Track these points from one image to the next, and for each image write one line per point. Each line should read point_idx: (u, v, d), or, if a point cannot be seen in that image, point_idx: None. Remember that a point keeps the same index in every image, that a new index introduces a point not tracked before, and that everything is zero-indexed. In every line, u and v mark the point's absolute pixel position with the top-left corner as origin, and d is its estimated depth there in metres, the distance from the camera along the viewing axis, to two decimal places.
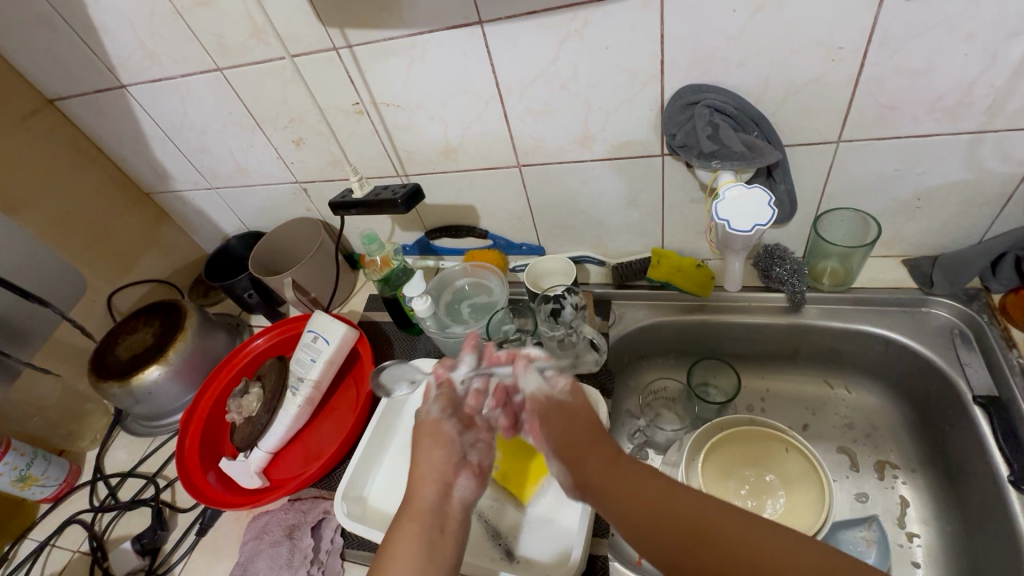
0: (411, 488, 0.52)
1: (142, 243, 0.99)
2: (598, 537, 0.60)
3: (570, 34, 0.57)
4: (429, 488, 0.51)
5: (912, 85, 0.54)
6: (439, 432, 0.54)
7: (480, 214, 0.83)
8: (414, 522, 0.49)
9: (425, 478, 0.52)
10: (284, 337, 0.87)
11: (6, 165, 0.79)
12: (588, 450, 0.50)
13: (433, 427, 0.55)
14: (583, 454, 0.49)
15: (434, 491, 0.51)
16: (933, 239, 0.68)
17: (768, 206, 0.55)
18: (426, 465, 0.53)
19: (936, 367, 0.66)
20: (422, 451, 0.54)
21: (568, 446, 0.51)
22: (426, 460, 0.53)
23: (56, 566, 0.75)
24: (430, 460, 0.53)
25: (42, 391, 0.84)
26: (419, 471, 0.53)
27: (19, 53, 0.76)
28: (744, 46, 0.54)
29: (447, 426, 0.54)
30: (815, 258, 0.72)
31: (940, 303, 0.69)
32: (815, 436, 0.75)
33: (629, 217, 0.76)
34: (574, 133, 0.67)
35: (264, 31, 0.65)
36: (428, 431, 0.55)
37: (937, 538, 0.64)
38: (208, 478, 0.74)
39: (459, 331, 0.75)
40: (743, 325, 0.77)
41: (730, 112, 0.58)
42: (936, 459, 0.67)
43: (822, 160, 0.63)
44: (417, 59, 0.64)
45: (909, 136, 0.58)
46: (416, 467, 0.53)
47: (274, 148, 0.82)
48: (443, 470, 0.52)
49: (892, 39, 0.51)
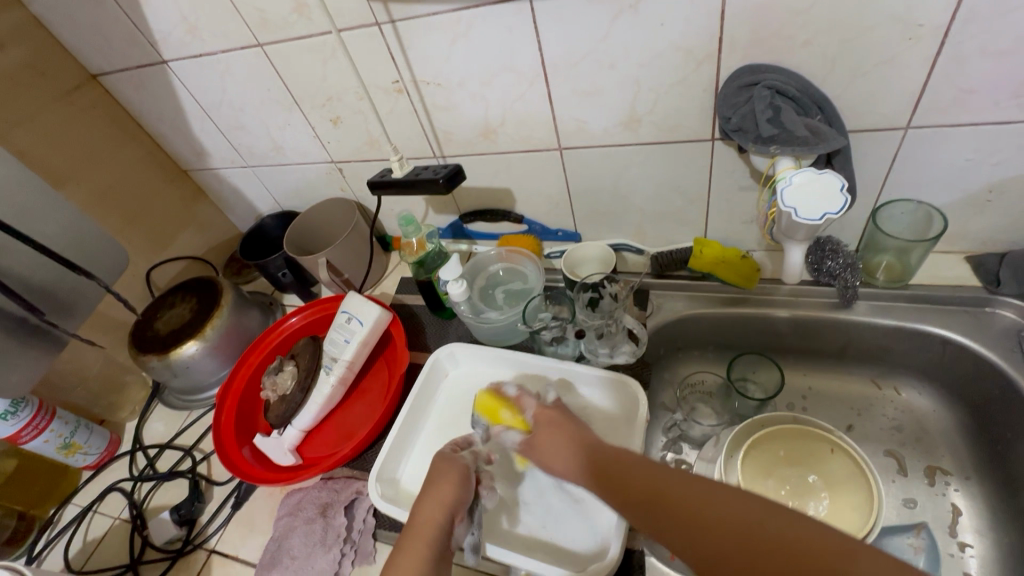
0: (419, 508, 0.51)
1: (179, 220, 1.01)
2: (635, 531, 0.59)
3: (624, 10, 0.54)
4: (439, 512, 0.51)
5: (997, 67, 0.50)
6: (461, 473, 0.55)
7: (516, 198, 0.81)
8: (421, 543, 0.48)
9: (438, 503, 0.51)
10: (318, 316, 0.88)
11: (52, 139, 0.80)
12: (576, 442, 0.52)
13: (455, 459, 0.57)
14: (573, 445, 0.52)
15: (445, 519, 0.50)
16: (1002, 235, 0.64)
17: (842, 192, 0.52)
18: (441, 491, 0.53)
19: (1000, 371, 0.62)
20: (442, 480, 0.54)
21: (551, 448, 0.54)
22: (445, 490, 0.53)
23: (98, 531, 0.78)
24: (449, 488, 0.53)
25: (85, 362, 0.87)
26: (428, 498, 0.52)
27: (65, 27, 0.77)
28: (812, 23, 0.51)
29: (464, 462, 0.57)
30: (871, 252, 0.69)
31: (1007, 304, 0.65)
32: (860, 437, 0.72)
33: (673, 205, 0.73)
34: (621, 116, 0.64)
35: (306, 6, 0.63)
36: (449, 464, 0.56)
37: (991, 549, 0.62)
38: (243, 453, 0.75)
39: (493, 316, 0.74)
40: (789, 320, 0.74)
41: (792, 94, 0.55)
42: (994, 466, 0.64)
43: (887, 148, 0.59)
44: (460, 35, 0.62)
45: (987, 123, 0.54)
46: (428, 493, 0.53)
47: (311, 127, 0.81)
48: (457, 503, 0.52)
49: (979, 16, 0.47)
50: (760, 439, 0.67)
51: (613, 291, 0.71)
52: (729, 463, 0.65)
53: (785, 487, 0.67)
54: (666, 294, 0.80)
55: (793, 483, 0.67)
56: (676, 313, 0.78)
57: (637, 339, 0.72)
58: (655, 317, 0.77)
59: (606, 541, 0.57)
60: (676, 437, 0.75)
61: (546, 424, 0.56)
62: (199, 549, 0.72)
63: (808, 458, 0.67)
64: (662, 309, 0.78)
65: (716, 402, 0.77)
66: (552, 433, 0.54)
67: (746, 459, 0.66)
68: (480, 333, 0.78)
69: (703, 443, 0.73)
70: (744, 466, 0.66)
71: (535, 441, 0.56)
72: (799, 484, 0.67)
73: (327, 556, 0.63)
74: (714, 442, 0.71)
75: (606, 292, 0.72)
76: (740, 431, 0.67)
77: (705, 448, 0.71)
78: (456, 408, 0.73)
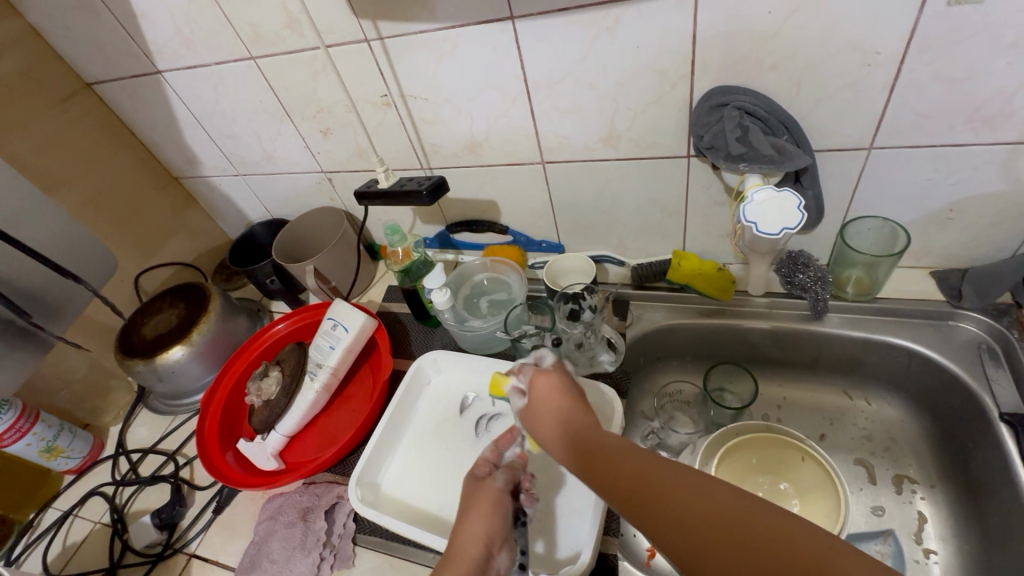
0: (454, 538, 0.50)
1: (169, 227, 1.02)
2: (608, 536, 0.60)
3: (601, 32, 0.57)
4: (476, 544, 0.49)
5: (950, 92, 0.52)
6: (488, 501, 0.53)
7: (500, 209, 0.83)
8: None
9: (473, 533, 0.50)
10: (305, 323, 0.89)
11: (44, 145, 0.81)
12: (565, 427, 0.49)
13: (483, 486, 0.55)
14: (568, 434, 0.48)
15: (480, 551, 0.48)
16: (963, 251, 0.67)
17: (798, 209, 0.55)
18: (473, 522, 0.50)
19: (962, 382, 0.65)
20: (471, 509, 0.53)
21: (543, 425, 0.52)
22: (473, 522, 0.50)
23: (78, 536, 0.78)
24: (479, 518, 0.51)
25: (70, 366, 0.87)
26: (460, 529, 0.50)
27: (62, 36, 0.79)
28: (778, 48, 0.54)
29: (496, 486, 0.55)
30: (840, 267, 0.71)
31: (968, 318, 0.67)
32: (832, 446, 0.75)
33: (652, 218, 0.76)
34: (600, 132, 0.67)
35: (298, 21, 0.66)
36: (480, 493, 0.54)
37: (954, 556, 0.63)
38: (226, 458, 0.76)
39: (476, 324, 0.76)
40: (763, 331, 0.76)
41: (760, 115, 0.57)
42: (956, 474, 0.66)
43: (852, 167, 0.62)
44: (446, 53, 0.64)
45: (943, 144, 0.56)
46: (463, 521, 0.51)
47: (302, 137, 0.83)
48: (491, 531, 0.50)
49: (932, 45, 0.50)
50: (733, 447, 0.69)
51: (592, 303, 0.71)
52: (703, 471, 0.67)
53: (758, 494, 0.68)
54: (645, 304, 0.82)
55: (767, 490, 0.68)
56: (655, 323, 0.80)
57: (615, 347, 0.74)
58: (635, 328, 0.80)
59: (579, 549, 0.59)
60: (654, 445, 0.77)
61: (543, 401, 0.53)
62: (178, 554, 0.72)
63: (780, 466, 0.69)
64: (641, 319, 0.81)
65: (693, 411, 0.79)
66: (548, 417, 0.51)
67: (720, 466, 0.68)
68: (464, 341, 0.79)
69: (680, 451, 0.75)
70: (718, 473, 0.68)
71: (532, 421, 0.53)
72: (772, 491, 0.68)
73: (306, 561, 0.64)
74: (690, 449, 0.72)
75: (585, 304, 0.72)
76: (714, 439, 0.69)
77: (682, 455, 0.73)
78: (438, 414, 0.74)
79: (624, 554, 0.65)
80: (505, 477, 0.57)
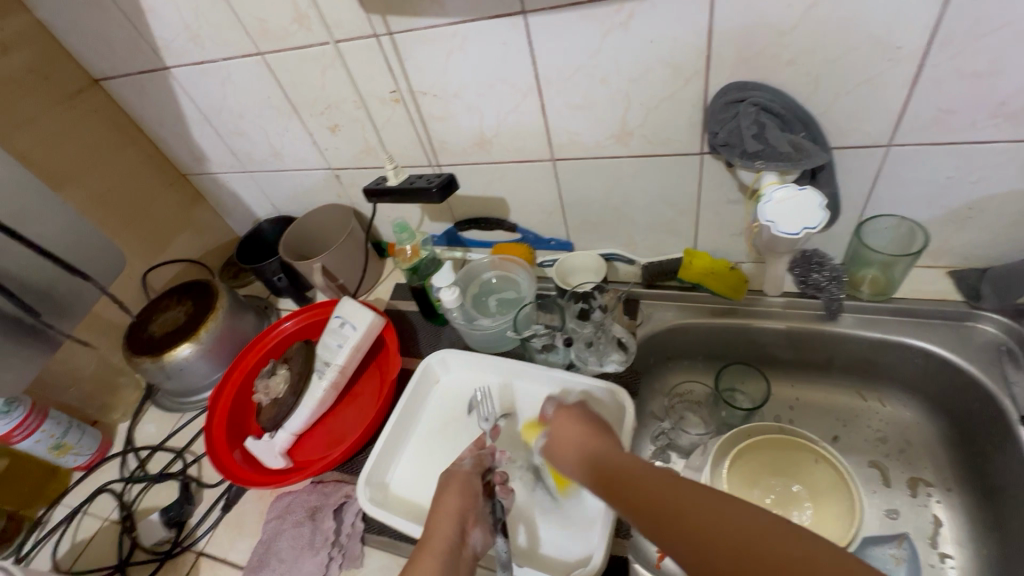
0: (429, 524, 0.52)
1: (177, 223, 1.02)
2: (620, 538, 0.60)
3: (615, 26, 0.56)
4: (450, 523, 0.52)
5: (974, 88, 0.51)
6: (460, 482, 0.56)
7: (509, 207, 0.82)
8: (433, 557, 0.49)
9: (447, 516, 0.53)
10: (313, 321, 0.89)
11: (53, 142, 0.81)
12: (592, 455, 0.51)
13: (454, 470, 0.58)
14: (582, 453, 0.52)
15: (453, 529, 0.51)
16: (983, 251, 0.66)
17: (819, 209, 0.54)
18: (449, 503, 0.54)
19: (980, 384, 0.64)
20: (445, 491, 0.55)
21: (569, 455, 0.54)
22: (450, 502, 0.54)
23: (87, 533, 0.78)
24: (452, 499, 0.54)
25: (79, 363, 0.87)
26: (437, 511, 0.53)
27: (70, 32, 0.78)
28: (797, 43, 0.53)
29: (465, 468, 0.58)
30: (856, 266, 0.70)
31: (987, 318, 0.66)
32: (846, 448, 0.74)
33: (664, 216, 0.75)
34: (611, 128, 0.66)
35: (306, 17, 0.65)
36: (451, 475, 0.57)
37: (972, 560, 0.62)
38: (234, 456, 0.75)
39: (486, 323, 0.75)
40: (776, 331, 0.75)
41: (778, 111, 0.56)
42: (974, 477, 0.65)
43: (870, 164, 0.60)
44: (456, 48, 0.63)
45: (965, 141, 0.55)
46: (437, 506, 0.54)
47: (309, 134, 0.82)
48: (464, 510, 0.53)
49: (955, 39, 0.48)
50: (746, 448, 0.68)
51: (602, 302, 0.73)
52: (715, 473, 0.67)
53: (770, 496, 0.67)
54: (657, 303, 0.81)
55: (778, 493, 0.67)
56: (666, 323, 0.79)
57: (626, 347, 0.73)
58: (645, 327, 0.79)
59: (591, 551, 0.58)
60: (664, 445, 0.76)
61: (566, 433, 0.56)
62: (187, 552, 0.72)
63: (793, 468, 0.68)
64: (651, 318, 0.80)
65: (703, 411, 0.78)
66: (568, 447, 0.54)
67: (732, 468, 0.67)
68: (473, 340, 0.79)
69: (691, 452, 0.75)
70: (730, 476, 0.67)
71: (555, 453, 0.56)
72: (784, 493, 0.67)
73: (315, 559, 0.64)
74: (701, 451, 0.74)
75: (595, 304, 0.73)
76: (725, 441, 0.68)
77: (692, 457, 0.74)
78: (446, 413, 0.74)
79: (635, 556, 0.64)
80: (473, 459, 0.59)
